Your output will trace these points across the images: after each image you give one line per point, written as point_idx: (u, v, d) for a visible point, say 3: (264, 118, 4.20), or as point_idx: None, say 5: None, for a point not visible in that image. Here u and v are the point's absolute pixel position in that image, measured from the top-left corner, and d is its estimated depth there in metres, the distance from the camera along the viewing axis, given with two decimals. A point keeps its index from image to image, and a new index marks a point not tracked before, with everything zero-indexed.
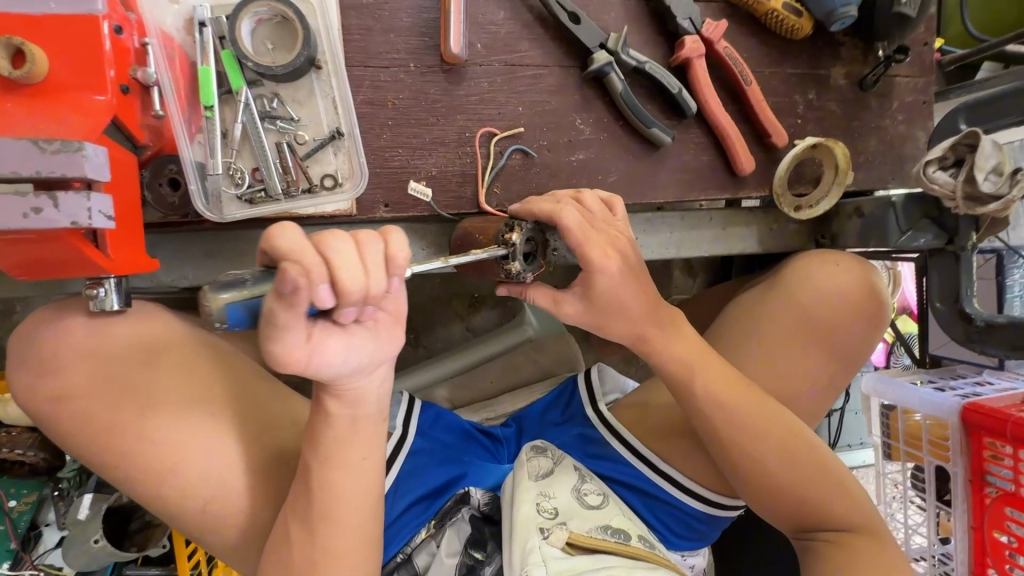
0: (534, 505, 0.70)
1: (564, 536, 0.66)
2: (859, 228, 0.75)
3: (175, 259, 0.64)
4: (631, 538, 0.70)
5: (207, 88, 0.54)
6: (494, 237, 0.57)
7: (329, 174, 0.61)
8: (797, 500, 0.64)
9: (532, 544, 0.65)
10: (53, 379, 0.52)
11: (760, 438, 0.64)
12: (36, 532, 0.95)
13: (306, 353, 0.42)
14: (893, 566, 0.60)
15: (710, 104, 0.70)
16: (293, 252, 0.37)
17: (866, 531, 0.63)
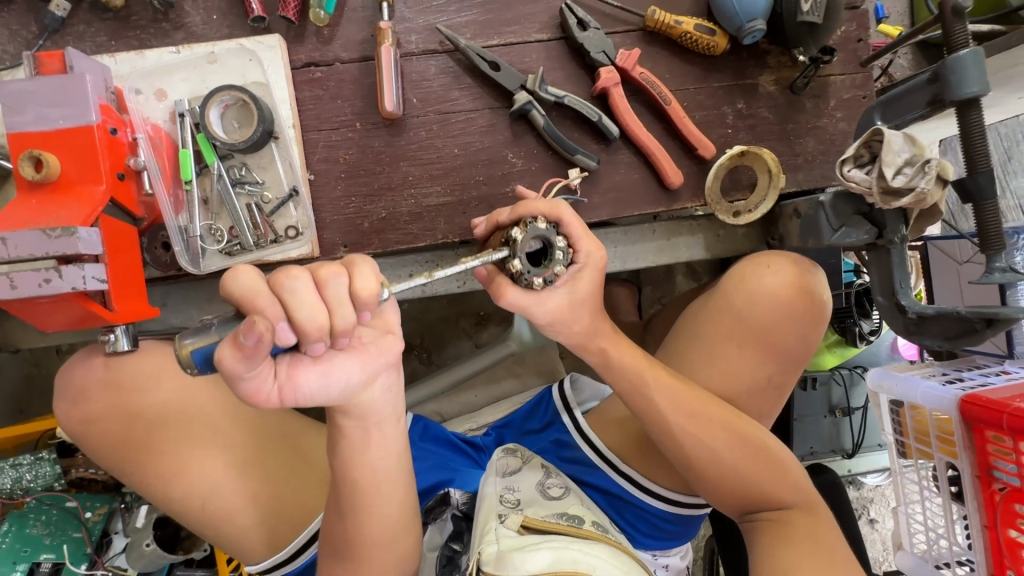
0: (498, 497, 0.76)
1: (518, 519, 0.70)
2: (799, 228, 0.77)
3: (181, 304, 0.78)
4: (585, 522, 0.75)
5: (185, 166, 0.67)
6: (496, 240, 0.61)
7: (292, 226, 0.73)
8: (737, 485, 0.70)
9: (490, 528, 0.70)
10: (80, 408, 0.65)
11: (708, 432, 0.70)
12: (108, 538, 1.11)
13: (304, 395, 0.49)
14: (826, 538, 0.67)
15: (632, 125, 0.75)
16: (251, 296, 0.43)
17: (804, 509, 0.71)
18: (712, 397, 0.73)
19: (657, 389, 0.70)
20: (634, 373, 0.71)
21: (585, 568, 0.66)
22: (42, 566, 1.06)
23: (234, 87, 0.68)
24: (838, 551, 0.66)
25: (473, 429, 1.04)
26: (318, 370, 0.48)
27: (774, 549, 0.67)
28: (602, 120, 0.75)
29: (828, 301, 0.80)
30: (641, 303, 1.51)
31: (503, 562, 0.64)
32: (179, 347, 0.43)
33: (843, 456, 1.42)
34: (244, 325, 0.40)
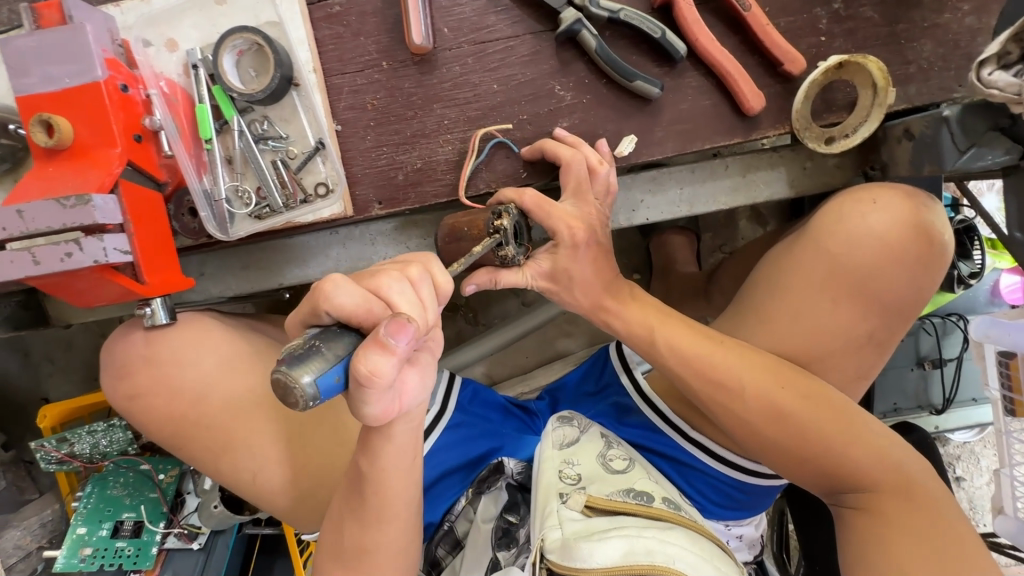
0: (557, 473, 0.74)
1: (582, 500, 0.68)
2: (910, 153, 0.64)
3: (219, 272, 0.75)
4: (654, 500, 0.72)
5: (203, 122, 0.61)
6: (485, 227, 0.60)
7: (321, 183, 0.67)
8: (820, 469, 0.65)
9: (551, 508, 0.68)
10: (123, 382, 0.64)
11: (787, 417, 0.65)
12: (182, 498, 1.16)
13: (402, 403, 0.47)
14: (926, 527, 0.60)
15: (704, 38, 0.63)
16: (358, 307, 0.42)
17: (895, 492, 0.63)
18: (792, 373, 0.68)
19: (671, 356, 0.69)
20: (695, 358, 0.68)
21: (663, 561, 0.62)
22: (125, 525, 1.11)
23: (246, 29, 0.60)
24: (946, 546, 0.59)
25: (525, 392, 0.99)
26: (418, 376, 0.48)
27: (864, 546, 0.63)
28: (667, 34, 0.63)
29: (948, 240, 0.67)
30: (701, 253, 1.39)
31: (568, 551, 0.62)
32: (306, 382, 0.36)
33: (930, 412, 1.29)
34: (390, 322, 0.39)
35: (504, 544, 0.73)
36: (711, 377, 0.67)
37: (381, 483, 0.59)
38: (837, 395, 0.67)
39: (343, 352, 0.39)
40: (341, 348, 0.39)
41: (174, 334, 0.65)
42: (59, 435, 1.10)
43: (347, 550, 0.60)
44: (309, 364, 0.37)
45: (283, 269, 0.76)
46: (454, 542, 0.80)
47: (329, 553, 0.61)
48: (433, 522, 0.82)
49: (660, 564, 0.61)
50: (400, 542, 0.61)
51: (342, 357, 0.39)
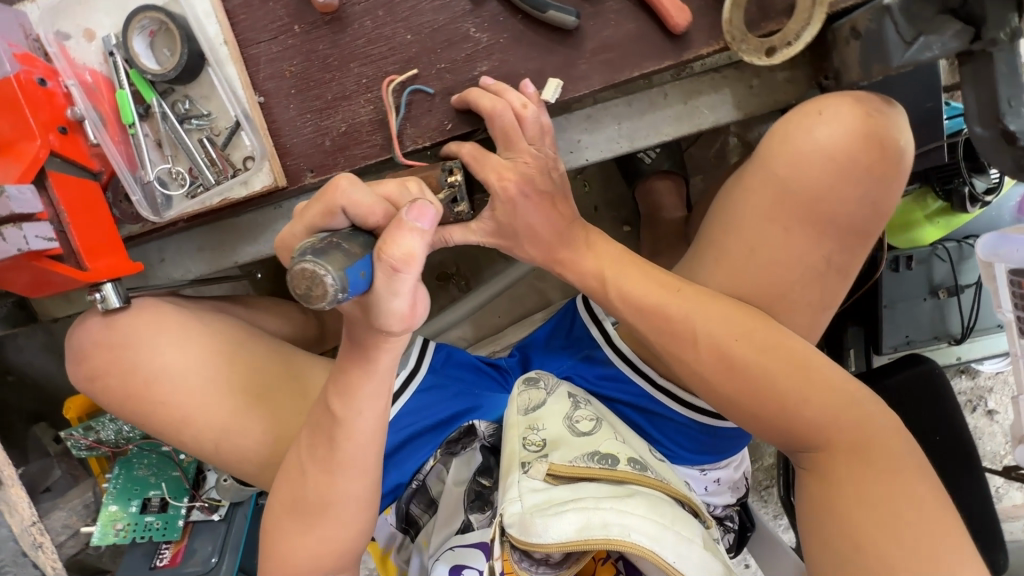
0: (521, 440, 0.75)
1: (543, 469, 0.69)
2: (860, 54, 0.57)
3: (179, 256, 0.78)
4: (619, 463, 0.72)
5: (123, 107, 0.62)
6: (439, 184, 0.63)
7: (248, 156, 0.67)
8: (776, 422, 0.63)
9: (512, 480, 0.70)
10: (84, 365, 0.68)
11: (741, 366, 0.63)
12: (202, 476, 1.23)
13: (412, 316, 0.51)
14: (876, 489, 0.60)
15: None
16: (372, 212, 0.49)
17: (851, 449, 0.62)
18: (747, 320, 0.65)
19: (616, 299, 0.68)
20: (639, 301, 0.67)
21: (617, 534, 0.64)
22: (152, 502, 1.20)
23: (149, 7, 0.60)
24: (901, 517, 0.58)
25: (497, 349, 0.98)
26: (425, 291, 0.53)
27: (818, 509, 0.63)
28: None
29: (909, 147, 0.62)
30: (691, 196, 1.33)
31: (525, 527, 0.64)
32: (333, 270, 0.42)
33: (949, 343, 1.21)
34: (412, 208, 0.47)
35: (477, 507, 0.75)
36: (662, 325, 0.66)
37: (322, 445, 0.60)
38: (797, 342, 0.64)
39: (360, 249, 0.46)
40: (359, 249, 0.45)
41: (127, 318, 0.68)
42: (85, 423, 1.19)
43: (310, 502, 0.61)
44: (336, 260, 0.43)
45: (236, 247, 0.77)
46: (428, 500, 0.82)
47: (287, 509, 0.62)
48: (402, 483, 0.84)
49: (614, 538, 0.64)
50: (362, 492, 0.62)
51: (363, 255, 0.45)
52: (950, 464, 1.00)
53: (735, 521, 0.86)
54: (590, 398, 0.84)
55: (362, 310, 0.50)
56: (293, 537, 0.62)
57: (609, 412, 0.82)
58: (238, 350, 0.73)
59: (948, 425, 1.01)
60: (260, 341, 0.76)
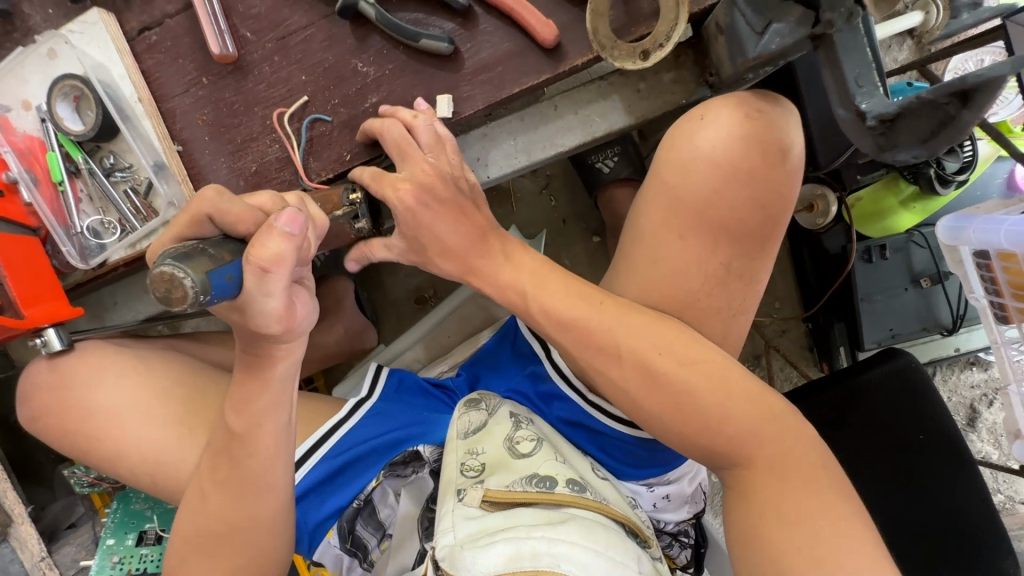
0: (458, 467, 0.72)
1: (478, 495, 0.66)
2: (726, 48, 0.57)
3: (126, 298, 0.83)
4: (556, 484, 0.67)
5: (53, 167, 0.69)
6: (339, 199, 0.64)
7: (169, 202, 0.72)
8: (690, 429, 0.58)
9: (446, 508, 0.67)
10: (28, 407, 0.72)
11: (658, 377, 0.59)
12: None
13: (289, 320, 0.50)
14: (807, 503, 0.53)
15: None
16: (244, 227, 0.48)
17: (776, 464, 0.55)
18: (665, 330, 0.60)
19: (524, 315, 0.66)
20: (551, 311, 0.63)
21: (547, 565, 0.58)
22: (148, 534, 1.26)
23: (67, 76, 0.67)
24: (824, 537, 0.51)
25: (444, 370, 0.97)
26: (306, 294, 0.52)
27: (749, 534, 0.54)
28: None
29: (793, 147, 0.61)
30: None
31: (454, 559, 0.60)
32: (193, 273, 0.40)
33: (942, 334, 1.14)
34: (287, 213, 0.46)
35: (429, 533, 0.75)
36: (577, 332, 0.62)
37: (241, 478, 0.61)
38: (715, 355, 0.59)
39: (228, 255, 0.44)
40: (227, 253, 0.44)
41: (71, 359, 0.73)
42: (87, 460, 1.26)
43: (229, 528, 0.59)
44: (199, 263, 0.41)
45: None
46: (376, 522, 0.83)
47: (197, 544, 0.60)
48: (342, 506, 0.80)
49: (543, 568, 0.58)
50: (277, 512, 0.60)
51: (230, 259, 0.44)
52: (940, 465, 0.93)
53: (692, 536, 0.81)
54: (532, 417, 0.81)
55: (236, 313, 0.47)
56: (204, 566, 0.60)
57: (554, 433, 0.78)
58: (175, 385, 0.76)
59: (935, 423, 0.94)
60: (202, 373, 0.80)
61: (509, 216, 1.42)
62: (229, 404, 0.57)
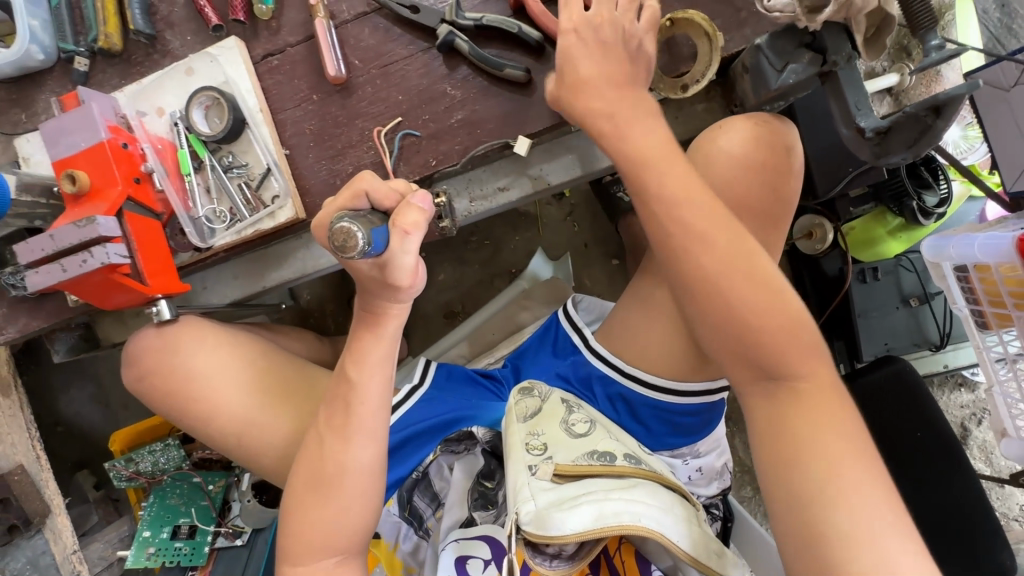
0: (524, 445, 0.78)
1: (550, 470, 0.73)
2: (751, 83, 0.72)
3: (216, 282, 0.94)
4: (617, 459, 0.76)
5: (183, 162, 0.81)
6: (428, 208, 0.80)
7: (276, 195, 0.84)
8: (735, 336, 0.60)
9: (522, 481, 0.72)
10: (134, 367, 0.83)
11: (712, 284, 0.60)
12: (228, 505, 1.34)
13: (412, 276, 0.60)
14: (834, 426, 0.57)
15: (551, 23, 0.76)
16: (382, 196, 0.58)
17: (814, 386, 0.59)
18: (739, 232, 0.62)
19: None
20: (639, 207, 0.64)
21: (630, 520, 0.69)
22: (182, 528, 1.30)
23: (206, 88, 0.80)
24: None
25: (490, 362, 1.08)
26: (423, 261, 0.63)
27: (789, 441, 0.58)
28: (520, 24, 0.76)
29: (795, 146, 0.72)
30: None
31: (543, 520, 0.68)
32: (363, 229, 0.51)
33: (931, 350, 1.26)
34: (418, 193, 0.58)
35: (482, 505, 0.84)
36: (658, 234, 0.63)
37: (370, 408, 0.69)
38: (769, 267, 0.61)
39: (378, 221, 0.55)
40: (374, 218, 0.55)
41: (177, 327, 0.83)
42: (127, 455, 1.32)
43: (328, 472, 0.69)
44: (361, 223, 0.52)
45: (267, 273, 0.93)
46: (432, 493, 0.90)
47: (307, 486, 0.70)
48: (402, 477, 0.92)
49: (627, 523, 0.69)
50: (372, 460, 0.70)
51: (378, 224, 0.54)
52: (940, 463, 1.02)
53: (720, 510, 0.89)
54: (581, 404, 0.87)
55: (378, 270, 0.57)
56: (313, 505, 0.69)
57: (601, 414, 0.85)
58: (263, 360, 0.86)
59: (934, 423, 1.04)
60: (285, 355, 0.90)
61: (535, 239, 1.56)
62: (348, 356, 0.68)
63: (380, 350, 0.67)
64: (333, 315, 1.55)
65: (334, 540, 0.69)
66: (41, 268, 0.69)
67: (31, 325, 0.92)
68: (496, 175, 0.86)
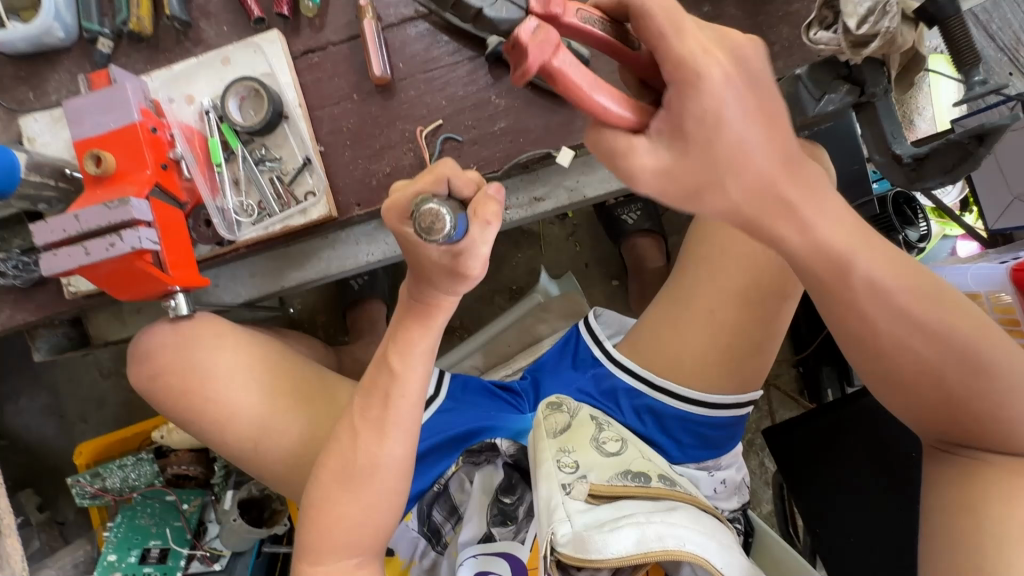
0: (556, 463, 0.72)
1: (585, 489, 0.68)
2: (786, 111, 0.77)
3: (232, 279, 0.90)
4: (651, 480, 0.73)
5: (215, 152, 0.79)
6: None
7: (309, 191, 0.82)
8: (933, 404, 0.52)
9: (555, 501, 0.67)
10: (144, 364, 0.78)
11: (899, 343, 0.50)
12: (204, 527, 1.24)
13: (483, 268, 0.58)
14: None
15: (666, 42, 0.41)
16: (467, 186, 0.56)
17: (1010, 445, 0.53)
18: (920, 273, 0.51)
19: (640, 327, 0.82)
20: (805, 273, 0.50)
21: (674, 546, 0.63)
22: (152, 552, 1.19)
23: (245, 78, 0.79)
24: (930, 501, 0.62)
25: (507, 374, 1.07)
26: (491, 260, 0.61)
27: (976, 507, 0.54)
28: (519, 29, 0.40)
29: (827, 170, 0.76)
30: (670, 251, 1.50)
31: (582, 543, 0.62)
32: (449, 213, 0.51)
33: None
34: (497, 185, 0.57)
35: (499, 521, 0.79)
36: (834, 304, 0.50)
37: (407, 411, 0.65)
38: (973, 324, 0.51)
39: (459, 209, 0.54)
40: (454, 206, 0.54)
41: (192, 322, 0.78)
42: (93, 469, 1.20)
43: (359, 465, 0.65)
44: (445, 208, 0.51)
45: (287, 273, 0.90)
46: (450, 505, 0.87)
47: (334, 479, 0.65)
48: (423, 489, 0.88)
49: (672, 548, 0.63)
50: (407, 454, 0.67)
51: (459, 211, 0.54)
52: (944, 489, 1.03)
53: (740, 522, 0.90)
54: (610, 420, 0.85)
55: (450, 259, 0.55)
56: (341, 502, 0.65)
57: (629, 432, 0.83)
58: (278, 360, 0.81)
59: None
60: (301, 358, 0.85)
61: (537, 258, 1.57)
62: (393, 347, 0.64)
63: (426, 342, 0.63)
64: (324, 325, 1.49)
65: (355, 540, 0.65)
66: (60, 251, 0.65)
67: (16, 318, 0.84)
68: (532, 185, 0.88)
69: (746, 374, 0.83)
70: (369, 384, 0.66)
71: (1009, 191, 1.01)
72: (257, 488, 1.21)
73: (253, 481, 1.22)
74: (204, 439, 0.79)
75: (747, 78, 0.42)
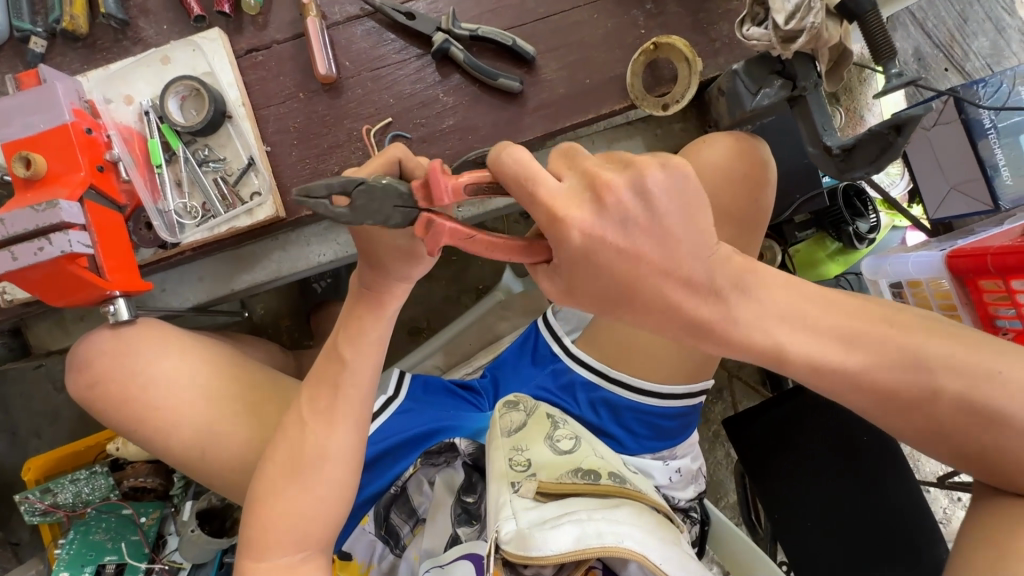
0: (508, 460, 0.73)
1: (533, 486, 0.68)
2: (726, 106, 0.79)
3: (180, 284, 0.89)
4: (601, 477, 0.72)
5: (154, 153, 0.77)
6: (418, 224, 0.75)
7: (255, 191, 0.81)
8: (951, 448, 0.49)
9: (503, 499, 0.67)
10: (85, 373, 0.76)
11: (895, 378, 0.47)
12: (163, 540, 1.21)
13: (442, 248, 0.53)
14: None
15: (522, 166, 0.43)
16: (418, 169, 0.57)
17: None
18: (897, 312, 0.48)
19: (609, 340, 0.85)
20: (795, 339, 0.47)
21: (613, 542, 0.62)
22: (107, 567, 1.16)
23: (184, 77, 0.77)
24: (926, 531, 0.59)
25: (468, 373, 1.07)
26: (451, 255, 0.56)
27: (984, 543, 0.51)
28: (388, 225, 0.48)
29: (770, 160, 0.76)
30: None
31: (523, 541, 0.61)
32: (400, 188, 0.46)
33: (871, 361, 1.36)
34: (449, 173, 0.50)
35: (464, 520, 0.78)
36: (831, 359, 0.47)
37: (353, 410, 0.65)
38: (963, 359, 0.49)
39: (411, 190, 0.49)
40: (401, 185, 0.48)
41: (134, 329, 0.76)
42: (43, 485, 1.16)
43: (306, 463, 0.64)
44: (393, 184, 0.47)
45: (237, 275, 0.88)
46: (410, 508, 0.86)
47: (278, 480, 0.64)
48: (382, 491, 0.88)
49: (610, 545, 0.62)
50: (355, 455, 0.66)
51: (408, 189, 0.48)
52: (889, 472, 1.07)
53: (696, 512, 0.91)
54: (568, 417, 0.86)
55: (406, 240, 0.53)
56: (282, 498, 0.64)
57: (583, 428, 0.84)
58: (224, 365, 0.79)
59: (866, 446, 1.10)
60: (252, 362, 0.83)
61: None
62: (342, 336, 0.62)
63: (377, 330, 0.62)
64: (288, 330, 1.46)
65: (297, 538, 0.64)
66: None
67: None
68: None
69: (696, 366, 0.84)
70: (314, 384, 0.65)
71: (945, 181, 1.05)
72: (217, 498, 1.18)
73: (213, 491, 1.19)
74: (151, 449, 0.77)
75: (621, 217, 0.42)
